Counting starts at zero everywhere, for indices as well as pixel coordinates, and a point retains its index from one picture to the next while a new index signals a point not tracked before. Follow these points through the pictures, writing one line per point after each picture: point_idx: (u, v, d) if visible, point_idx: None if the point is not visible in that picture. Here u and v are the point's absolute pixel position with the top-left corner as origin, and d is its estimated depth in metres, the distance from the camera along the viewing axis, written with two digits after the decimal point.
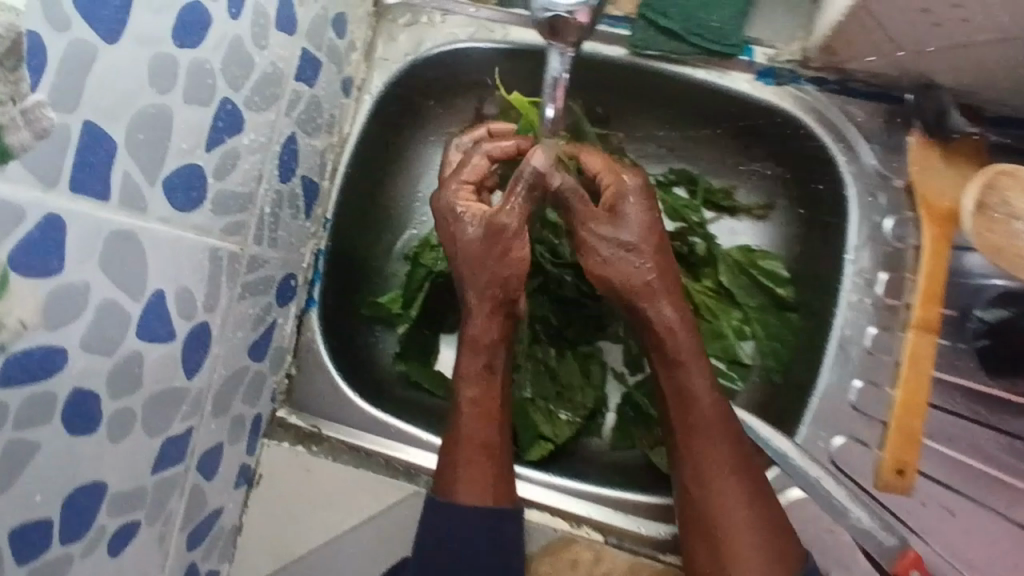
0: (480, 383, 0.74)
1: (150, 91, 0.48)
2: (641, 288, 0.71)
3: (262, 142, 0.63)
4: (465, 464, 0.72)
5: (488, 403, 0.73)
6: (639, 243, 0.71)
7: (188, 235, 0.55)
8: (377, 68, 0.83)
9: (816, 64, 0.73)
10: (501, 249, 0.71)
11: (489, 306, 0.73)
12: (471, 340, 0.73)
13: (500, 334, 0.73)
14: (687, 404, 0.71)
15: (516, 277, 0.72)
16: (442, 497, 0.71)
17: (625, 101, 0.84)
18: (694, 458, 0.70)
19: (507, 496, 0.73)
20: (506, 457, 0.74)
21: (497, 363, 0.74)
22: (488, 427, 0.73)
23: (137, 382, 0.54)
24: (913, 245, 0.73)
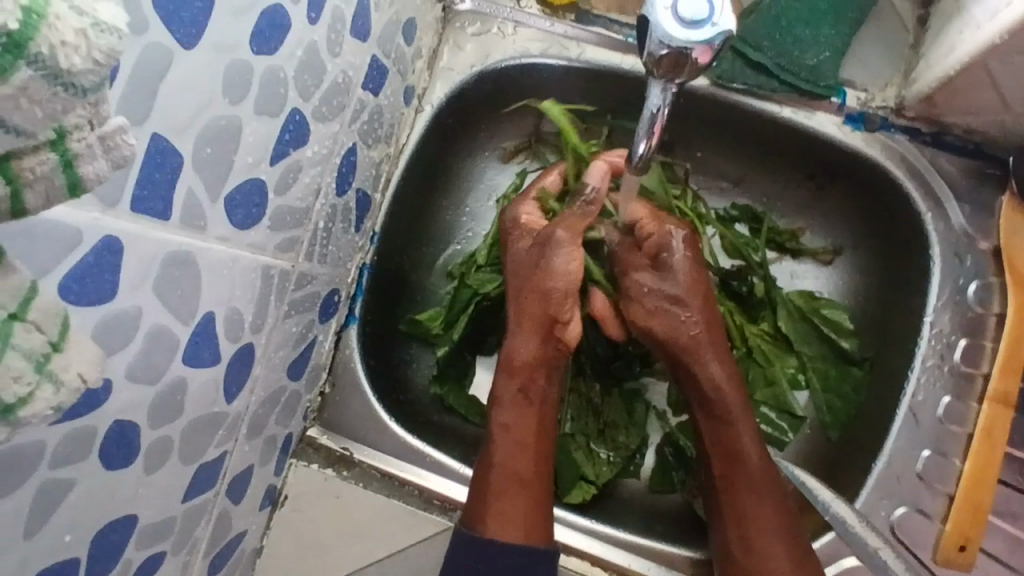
0: (518, 408, 0.68)
1: (223, 102, 0.44)
2: (686, 341, 0.67)
3: (324, 154, 0.59)
4: (496, 495, 0.65)
5: (522, 430, 0.67)
6: (685, 294, 0.67)
7: (243, 254, 0.52)
8: (440, 77, 0.79)
9: (911, 113, 0.71)
10: (549, 265, 0.68)
11: (533, 324, 0.68)
12: (507, 360, 0.68)
13: (543, 358, 0.68)
14: (732, 459, 0.66)
15: (559, 299, 0.68)
16: (467, 530, 0.64)
17: (697, 131, 0.80)
18: (735, 511, 0.65)
19: (538, 534, 0.65)
20: (542, 492, 0.66)
21: (536, 388, 0.68)
22: (523, 456, 0.66)
23: (178, 409, 0.51)
24: (995, 313, 0.69)
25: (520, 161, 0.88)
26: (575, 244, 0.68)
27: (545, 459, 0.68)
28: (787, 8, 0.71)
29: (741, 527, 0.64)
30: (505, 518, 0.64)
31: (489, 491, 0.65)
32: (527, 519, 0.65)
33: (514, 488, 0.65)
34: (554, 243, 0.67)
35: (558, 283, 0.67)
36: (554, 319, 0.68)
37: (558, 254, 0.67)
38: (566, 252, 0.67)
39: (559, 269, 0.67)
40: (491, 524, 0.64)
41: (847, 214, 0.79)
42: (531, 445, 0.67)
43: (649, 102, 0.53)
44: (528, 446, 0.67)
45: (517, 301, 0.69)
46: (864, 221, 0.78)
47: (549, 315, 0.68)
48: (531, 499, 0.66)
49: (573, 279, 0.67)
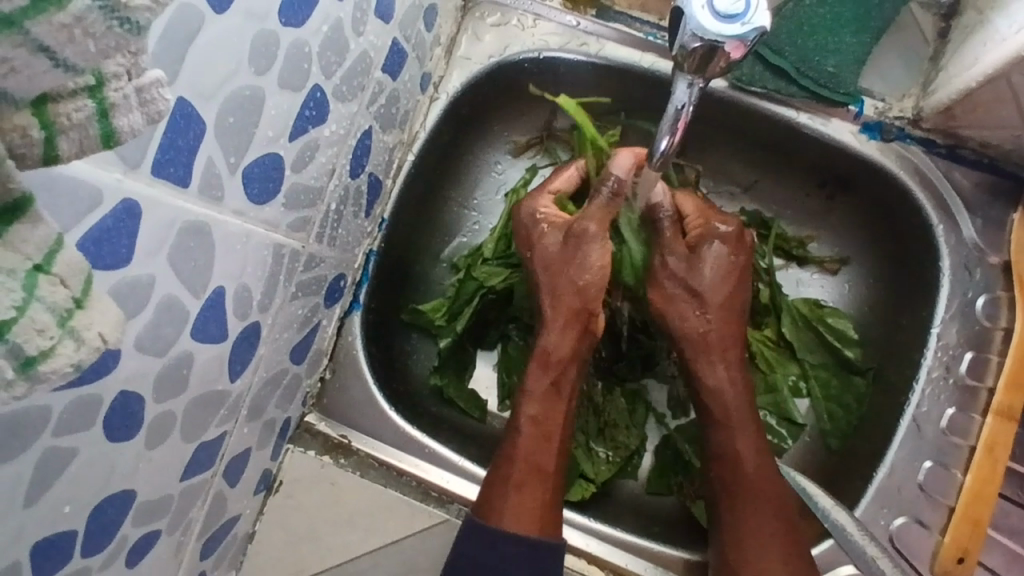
0: (546, 401, 0.68)
1: (248, 72, 0.43)
2: (697, 339, 0.69)
3: (341, 134, 0.59)
4: (517, 488, 0.65)
5: (549, 423, 0.68)
6: (709, 290, 0.68)
7: (258, 229, 0.51)
8: (457, 67, 0.78)
9: (928, 124, 0.71)
10: (587, 260, 0.67)
11: (570, 317, 0.68)
12: (543, 354, 0.68)
13: (576, 353, 0.68)
14: (731, 464, 0.67)
15: (592, 293, 0.68)
16: (485, 521, 0.64)
17: (710, 134, 0.80)
18: (730, 514, 0.66)
19: (555, 528, 0.66)
20: (558, 487, 0.68)
21: (566, 382, 0.69)
22: (548, 451, 0.67)
23: (183, 385, 0.50)
24: (1002, 327, 0.69)
25: (531, 156, 0.88)
26: (608, 240, 0.67)
27: (565, 457, 0.69)
28: (809, 13, 0.71)
29: (738, 527, 0.66)
30: (527, 510, 0.65)
31: (512, 483, 0.66)
32: (548, 512, 0.66)
33: (537, 482, 0.66)
34: (589, 238, 0.66)
35: (593, 279, 0.67)
36: (590, 315, 0.68)
37: (594, 249, 0.67)
38: (600, 249, 0.67)
39: (594, 265, 0.67)
40: (514, 515, 0.64)
41: (856, 225, 0.80)
42: (554, 439, 0.68)
43: (675, 97, 0.53)
44: (550, 441, 0.68)
45: (552, 292, 0.68)
46: (872, 232, 0.79)
47: (586, 310, 0.68)
48: (549, 494, 0.67)
49: (608, 275, 0.68)
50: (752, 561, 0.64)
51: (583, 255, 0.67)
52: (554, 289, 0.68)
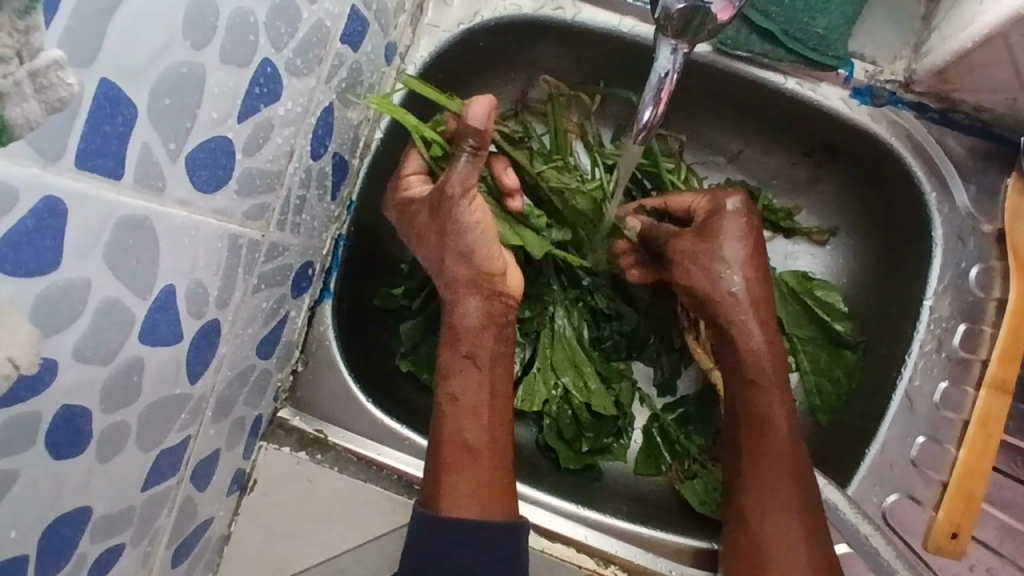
0: (466, 375, 0.65)
1: (184, 46, 0.39)
2: (723, 301, 0.66)
3: (298, 112, 0.54)
4: (451, 469, 0.63)
5: (470, 398, 0.65)
6: (738, 257, 0.65)
7: (208, 220, 0.47)
8: (424, 35, 0.74)
9: (920, 88, 0.67)
10: (455, 224, 0.62)
11: (469, 289, 0.65)
12: (449, 329, 0.66)
13: (486, 319, 0.65)
14: (757, 428, 0.65)
15: (462, 261, 0.64)
16: (422, 507, 0.63)
17: (695, 99, 0.76)
18: (753, 482, 0.64)
19: (500, 506, 0.63)
20: (500, 459, 0.64)
21: (480, 352, 0.65)
22: (472, 425, 0.64)
23: (136, 392, 0.46)
24: (995, 298, 0.68)
25: None
26: (468, 195, 0.61)
27: (500, 426, 0.65)
28: None
29: (761, 495, 0.64)
30: (457, 494, 0.62)
31: (440, 467, 0.63)
32: (483, 491, 0.63)
33: (466, 462, 0.63)
34: (448, 200, 0.62)
35: (473, 241, 0.63)
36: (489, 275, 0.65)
37: (461, 214, 0.62)
38: (469, 207, 0.62)
39: (463, 230, 0.63)
40: (445, 500, 0.62)
41: (846, 195, 0.77)
42: (482, 411, 0.65)
43: (657, 65, 0.50)
44: (478, 414, 0.64)
45: (438, 265, 0.65)
46: (861, 203, 0.76)
47: (477, 275, 0.65)
48: (486, 468, 0.63)
49: (484, 230, 0.63)
50: (770, 526, 0.63)
51: (452, 223, 0.63)
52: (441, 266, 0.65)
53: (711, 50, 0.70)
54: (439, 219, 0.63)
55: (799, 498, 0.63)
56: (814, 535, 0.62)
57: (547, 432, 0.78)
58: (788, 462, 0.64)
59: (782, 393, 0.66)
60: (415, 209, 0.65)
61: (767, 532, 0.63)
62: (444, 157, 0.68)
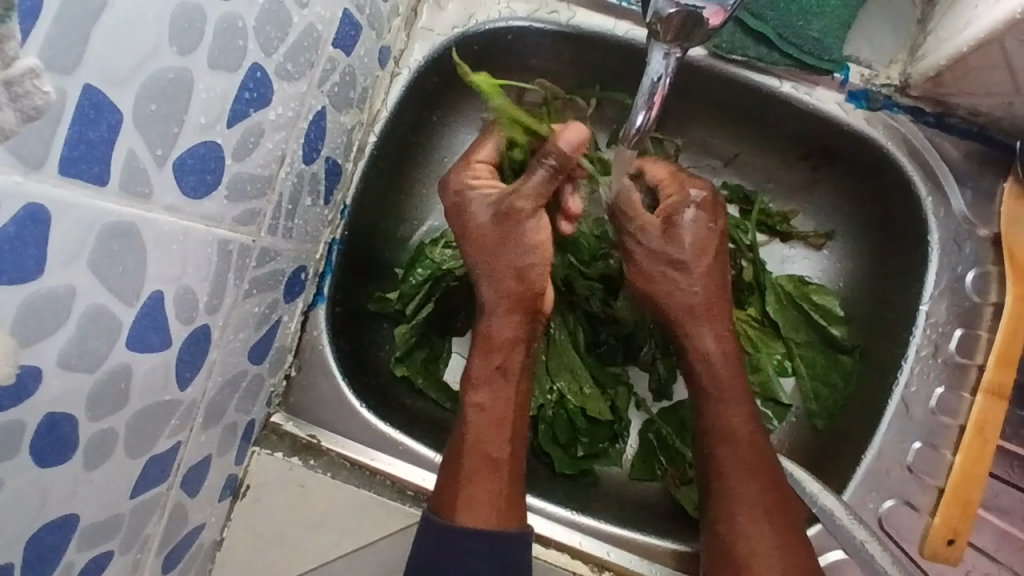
0: (494, 386, 0.65)
1: (170, 51, 0.38)
2: (688, 311, 0.68)
3: (289, 117, 0.54)
4: (471, 479, 0.62)
5: (499, 409, 0.64)
6: (690, 262, 0.67)
7: (197, 226, 0.47)
8: (418, 39, 0.73)
9: (915, 92, 0.67)
10: (522, 236, 0.64)
11: (514, 299, 0.65)
12: (486, 338, 0.65)
13: (521, 335, 0.65)
14: (722, 434, 0.65)
15: (516, 272, 0.65)
16: (434, 515, 0.61)
17: (690, 103, 0.76)
18: (720, 488, 0.64)
19: (515, 519, 0.62)
20: (519, 472, 0.64)
21: (513, 364, 0.65)
22: (497, 436, 0.64)
23: (123, 399, 0.46)
24: (991, 302, 0.67)
25: None
26: (540, 216, 0.64)
27: (520, 438, 0.65)
28: None
29: (729, 500, 0.63)
30: (474, 503, 0.61)
31: (460, 477, 0.62)
32: (503, 504, 0.62)
33: (489, 471, 0.63)
34: (519, 214, 0.64)
35: (532, 258, 0.65)
36: (531, 288, 0.65)
37: (524, 226, 0.64)
38: (533, 225, 0.64)
39: (521, 241, 0.64)
40: (463, 510, 0.61)
41: (844, 198, 0.76)
42: (507, 424, 0.64)
43: (650, 69, 0.49)
44: (503, 426, 0.64)
45: (487, 273, 0.65)
46: (858, 206, 0.76)
47: (527, 291, 0.65)
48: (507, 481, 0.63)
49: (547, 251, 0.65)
50: (741, 532, 0.62)
51: (518, 234, 0.64)
52: (490, 270, 0.65)
53: (707, 53, 0.70)
54: (508, 226, 0.64)
55: (774, 508, 0.63)
56: (789, 537, 0.62)
57: (541, 436, 0.78)
58: (755, 468, 0.64)
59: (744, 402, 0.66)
60: (476, 214, 0.65)
61: (737, 538, 0.62)
62: (522, 163, 0.70)
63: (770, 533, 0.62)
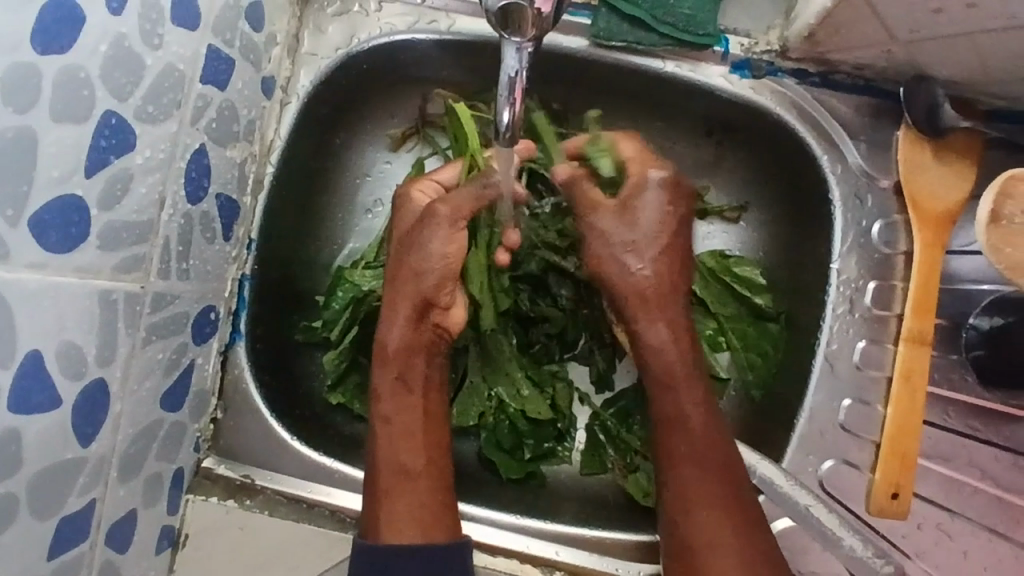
0: (397, 397, 0.64)
1: (1, 108, 0.38)
2: (638, 296, 0.65)
3: (161, 158, 0.53)
4: (387, 495, 0.62)
5: (404, 421, 0.64)
6: (642, 241, 0.64)
7: (69, 279, 0.46)
8: (303, 65, 0.73)
9: (796, 55, 0.68)
10: (422, 244, 0.63)
11: (409, 307, 0.64)
12: (381, 348, 0.65)
13: (417, 344, 0.65)
14: (677, 424, 0.63)
15: (413, 281, 0.64)
16: (363, 540, 0.61)
17: (585, 93, 0.75)
18: (674, 477, 0.62)
19: (440, 531, 0.62)
20: (437, 483, 0.63)
21: (414, 374, 0.65)
22: (410, 448, 0.63)
23: (15, 464, 0.45)
24: (902, 252, 0.68)
25: (412, 147, 0.82)
26: (453, 224, 0.63)
27: (435, 449, 0.64)
28: None
29: (688, 488, 0.61)
30: (397, 518, 0.61)
31: (380, 493, 0.62)
32: (420, 517, 0.61)
33: (403, 485, 0.62)
34: (432, 221, 0.63)
35: (435, 266, 0.63)
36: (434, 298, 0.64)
37: (429, 234, 0.63)
38: (440, 235, 0.63)
39: (424, 250, 0.63)
40: (384, 527, 0.61)
41: (752, 167, 0.77)
42: (417, 435, 0.64)
43: (505, 65, 0.49)
44: (414, 437, 0.64)
45: (391, 281, 0.65)
46: (767, 172, 0.76)
47: (424, 298, 0.64)
48: (424, 494, 0.62)
49: (449, 263, 0.63)
50: (699, 520, 0.60)
51: (423, 242, 0.63)
52: (391, 278, 0.65)
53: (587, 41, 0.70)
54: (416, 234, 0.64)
55: (731, 495, 0.61)
56: (742, 523, 0.60)
57: (485, 444, 0.78)
58: (715, 453, 0.62)
59: (698, 387, 0.64)
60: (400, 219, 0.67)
61: (692, 525, 0.60)
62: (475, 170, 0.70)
63: (729, 522, 0.60)
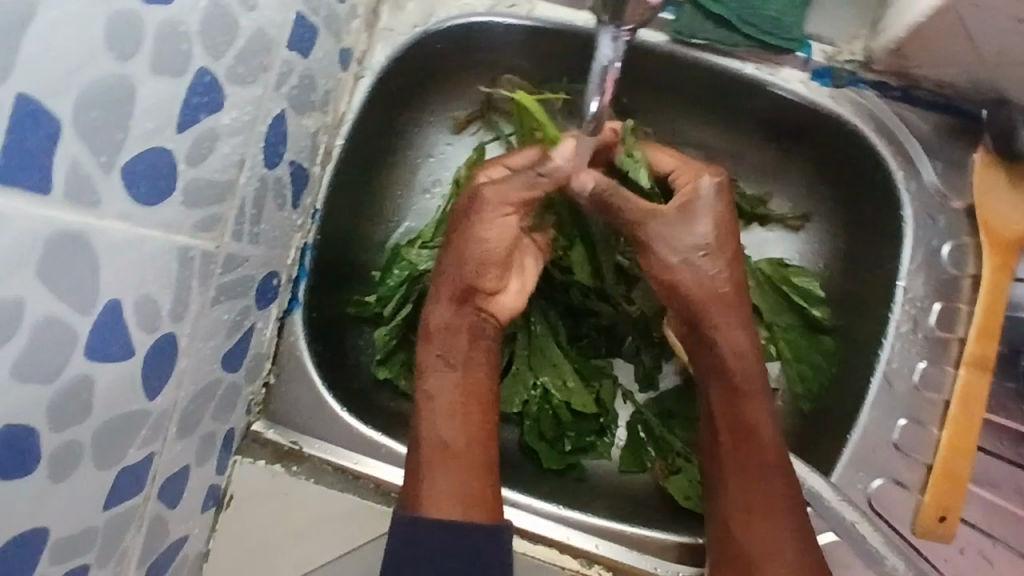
0: (440, 374, 0.65)
1: (107, 58, 0.38)
2: (707, 301, 0.65)
3: (245, 121, 0.54)
4: (426, 470, 0.62)
5: (444, 399, 0.64)
6: (716, 246, 0.65)
7: (153, 233, 0.47)
8: (380, 39, 0.73)
9: (879, 67, 0.67)
10: (468, 227, 0.64)
11: (451, 289, 0.65)
12: (424, 327, 0.66)
13: (459, 325, 0.65)
14: (741, 433, 0.64)
15: (457, 263, 0.64)
16: (401, 511, 0.61)
17: (656, 91, 0.75)
18: (735, 484, 0.63)
19: (477, 510, 0.61)
20: (476, 463, 0.63)
21: (456, 354, 0.65)
22: (450, 426, 0.63)
23: (88, 410, 0.46)
24: (969, 274, 0.67)
25: (474, 132, 0.82)
26: (501, 209, 0.63)
27: (477, 430, 0.64)
28: None
29: (748, 498, 0.63)
30: (435, 494, 0.61)
31: (419, 467, 0.63)
32: (457, 495, 0.61)
33: (444, 461, 0.62)
34: (477, 205, 0.63)
35: (478, 250, 0.64)
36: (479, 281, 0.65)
37: (477, 218, 0.63)
38: (487, 220, 0.63)
39: (469, 233, 0.64)
40: (423, 500, 0.61)
41: (819, 175, 0.75)
42: (458, 414, 0.64)
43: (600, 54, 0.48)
44: (455, 415, 0.64)
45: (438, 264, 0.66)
46: (833, 183, 0.74)
47: (467, 282, 0.65)
48: (462, 473, 0.62)
49: (494, 246, 0.64)
50: (762, 531, 0.61)
51: (468, 225, 0.64)
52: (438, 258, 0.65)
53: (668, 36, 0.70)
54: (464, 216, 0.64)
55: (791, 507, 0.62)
56: (802, 535, 0.61)
57: (526, 432, 0.78)
58: (777, 466, 0.64)
59: (765, 399, 0.65)
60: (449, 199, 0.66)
61: (755, 536, 0.61)
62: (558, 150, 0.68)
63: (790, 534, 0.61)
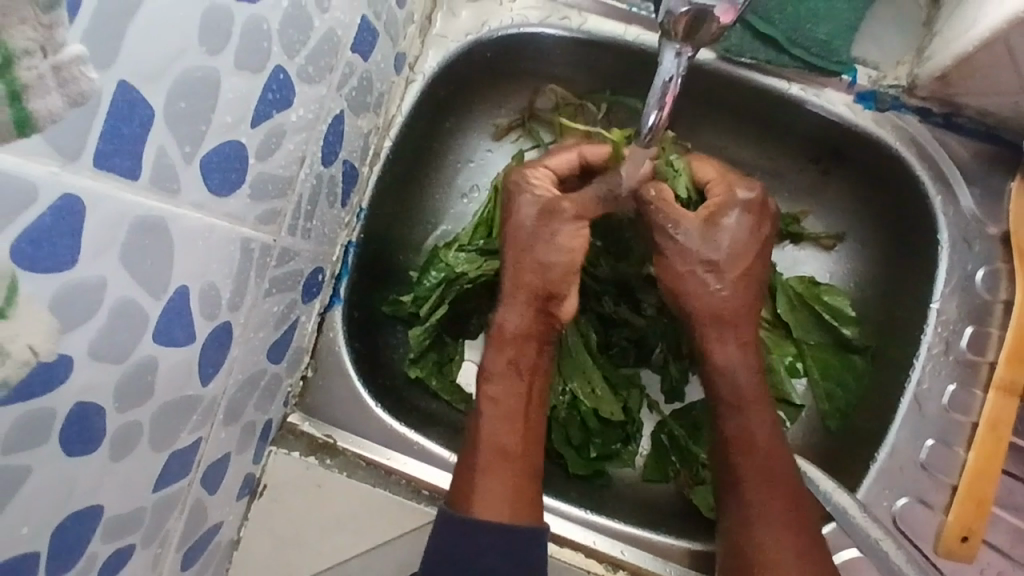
0: (505, 379, 0.66)
1: (198, 51, 0.40)
2: (720, 314, 0.67)
3: (309, 119, 0.55)
4: (484, 472, 0.63)
5: (512, 404, 0.65)
6: (723, 264, 0.66)
7: (220, 223, 0.48)
8: (432, 45, 0.75)
9: (923, 93, 0.68)
10: (553, 236, 0.65)
11: (529, 295, 0.66)
12: (498, 331, 0.67)
13: (533, 331, 0.67)
14: (745, 444, 0.65)
15: (537, 270, 0.66)
16: (452, 509, 0.62)
17: (699, 105, 0.77)
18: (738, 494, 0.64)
19: (528, 514, 0.63)
20: (530, 469, 0.65)
21: (525, 360, 0.66)
22: (510, 430, 0.65)
23: (149, 392, 0.47)
24: (1001, 299, 0.67)
25: (514, 140, 0.84)
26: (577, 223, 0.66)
27: (532, 436, 0.66)
28: None
29: (752, 507, 0.63)
30: (490, 495, 0.62)
31: (476, 469, 0.63)
32: (513, 498, 0.63)
33: (500, 465, 0.63)
34: (560, 216, 0.65)
35: (561, 260, 0.66)
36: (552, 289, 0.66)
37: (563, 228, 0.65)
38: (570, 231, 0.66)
39: (552, 242, 0.66)
40: (478, 501, 0.62)
41: (854, 197, 0.77)
42: (519, 418, 0.65)
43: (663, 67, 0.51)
44: (517, 420, 0.65)
45: (513, 268, 0.67)
46: (869, 205, 0.76)
47: (545, 289, 0.66)
48: (517, 477, 0.64)
49: (574, 257, 0.66)
50: (766, 539, 0.61)
51: (551, 235, 0.66)
52: (514, 264, 0.66)
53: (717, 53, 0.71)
54: (544, 225, 0.66)
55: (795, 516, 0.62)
56: (805, 543, 0.61)
57: (553, 437, 0.79)
58: (782, 475, 0.64)
59: (767, 412, 0.66)
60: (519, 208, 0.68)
61: (756, 543, 0.62)
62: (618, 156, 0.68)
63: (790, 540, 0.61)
